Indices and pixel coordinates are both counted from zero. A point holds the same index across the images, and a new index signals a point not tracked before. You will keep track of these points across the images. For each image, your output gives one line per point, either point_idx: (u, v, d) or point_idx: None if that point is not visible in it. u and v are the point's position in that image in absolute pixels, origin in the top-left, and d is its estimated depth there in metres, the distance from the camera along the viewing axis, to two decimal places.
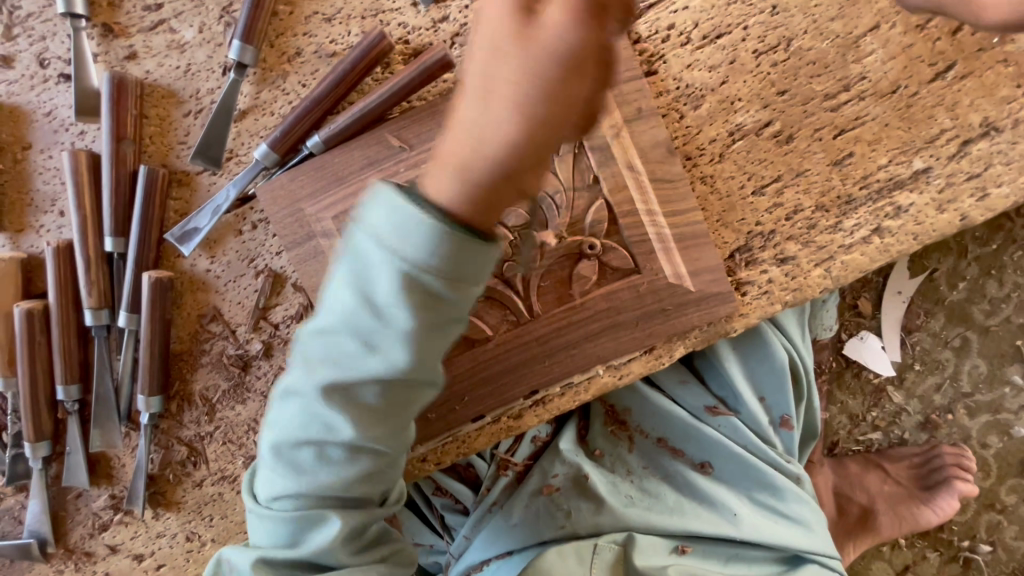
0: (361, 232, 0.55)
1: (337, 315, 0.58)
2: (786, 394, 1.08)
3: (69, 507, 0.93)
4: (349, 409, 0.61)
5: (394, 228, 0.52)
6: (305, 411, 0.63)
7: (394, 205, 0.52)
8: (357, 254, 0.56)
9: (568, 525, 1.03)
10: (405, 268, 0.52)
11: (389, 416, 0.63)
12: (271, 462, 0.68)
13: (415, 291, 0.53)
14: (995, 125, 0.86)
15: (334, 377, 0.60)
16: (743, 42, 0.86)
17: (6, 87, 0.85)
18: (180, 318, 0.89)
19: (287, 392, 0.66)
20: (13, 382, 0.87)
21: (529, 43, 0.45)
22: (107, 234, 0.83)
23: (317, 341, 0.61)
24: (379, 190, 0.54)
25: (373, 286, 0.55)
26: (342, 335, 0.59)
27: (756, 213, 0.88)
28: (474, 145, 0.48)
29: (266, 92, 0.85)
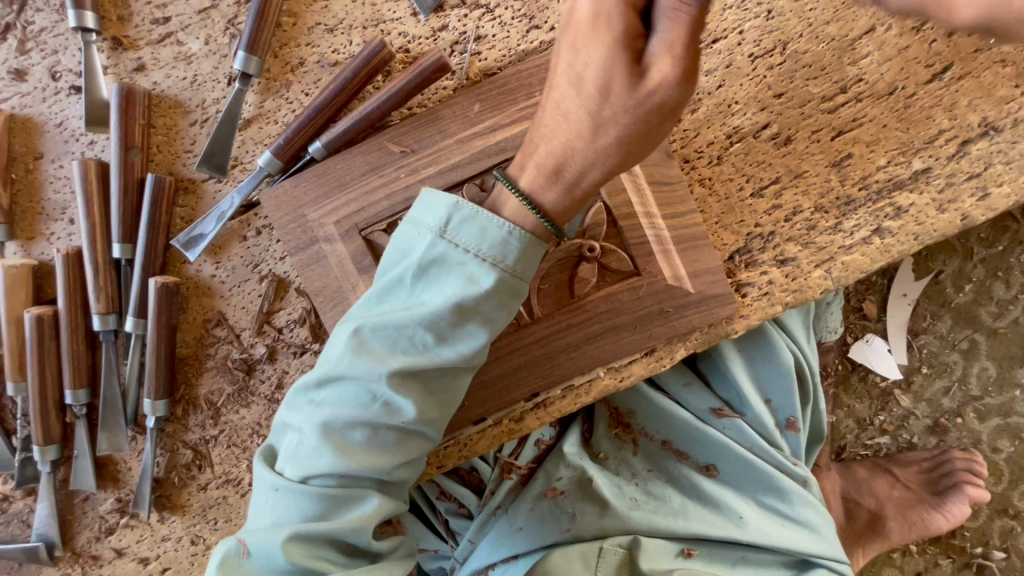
0: (449, 241, 0.62)
1: (415, 311, 0.63)
2: (792, 397, 1.08)
3: (77, 511, 0.95)
4: (413, 393, 0.65)
5: (493, 238, 0.62)
6: (362, 395, 0.64)
7: (491, 222, 0.62)
8: (440, 255, 0.63)
9: (573, 527, 1.03)
10: (498, 266, 0.62)
11: (443, 402, 0.68)
12: (304, 443, 0.66)
13: (505, 290, 0.63)
14: (994, 125, 0.86)
15: (406, 364, 0.63)
16: (739, 46, 0.87)
17: (19, 99, 0.87)
18: (186, 323, 0.91)
19: (331, 381, 0.66)
20: (23, 387, 0.89)
21: (634, 67, 0.53)
22: (116, 241, 0.85)
23: (380, 330, 0.64)
24: (464, 202, 0.63)
25: (457, 285, 0.62)
26: (417, 328, 0.63)
27: (755, 215, 0.89)
28: (568, 148, 0.59)
29: (270, 101, 0.87)
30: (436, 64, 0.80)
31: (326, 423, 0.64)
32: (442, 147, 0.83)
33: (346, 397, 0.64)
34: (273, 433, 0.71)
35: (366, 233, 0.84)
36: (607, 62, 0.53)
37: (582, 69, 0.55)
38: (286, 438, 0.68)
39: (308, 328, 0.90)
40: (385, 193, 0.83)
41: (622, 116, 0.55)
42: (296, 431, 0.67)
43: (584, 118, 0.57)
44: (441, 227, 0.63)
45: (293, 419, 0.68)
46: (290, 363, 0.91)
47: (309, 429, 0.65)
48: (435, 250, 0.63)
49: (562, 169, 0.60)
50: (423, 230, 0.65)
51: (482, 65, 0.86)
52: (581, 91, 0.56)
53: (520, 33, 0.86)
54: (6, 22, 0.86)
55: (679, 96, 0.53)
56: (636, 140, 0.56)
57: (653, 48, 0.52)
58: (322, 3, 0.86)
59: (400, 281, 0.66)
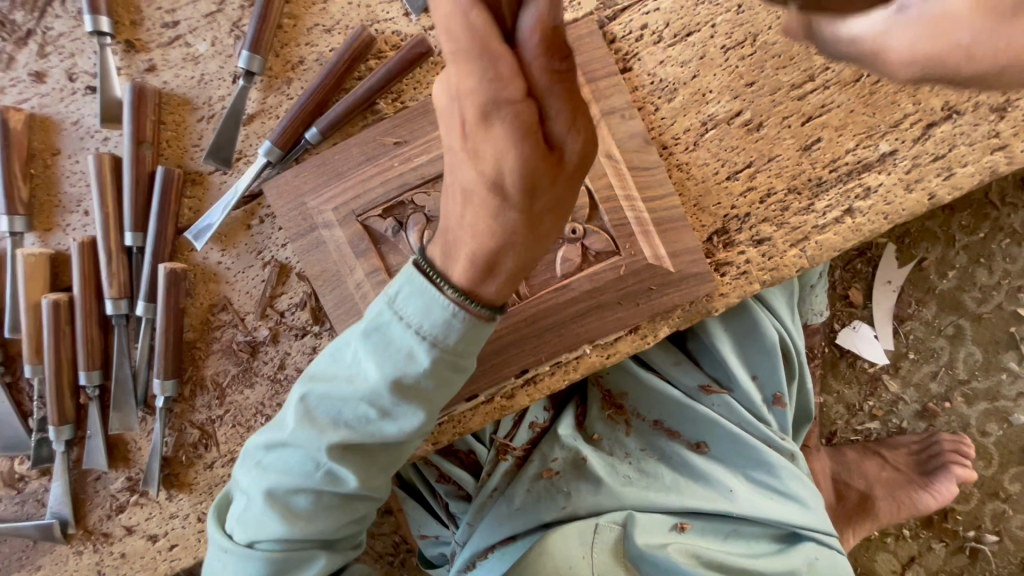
0: (394, 314, 0.63)
1: (358, 387, 0.66)
2: (777, 373, 1.11)
3: (89, 489, 0.99)
4: (352, 463, 0.69)
5: (436, 317, 0.61)
6: (306, 464, 0.68)
7: (434, 299, 0.61)
8: (384, 328, 0.63)
9: (568, 505, 1.07)
10: (435, 346, 0.62)
11: (385, 466, 0.72)
12: (251, 505, 0.71)
13: (443, 369, 0.64)
14: (956, 109, 0.90)
15: (346, 440, 0.67)
16: (712, 39, 0.92)
17: (38, 99, 0.94)
18: (193, 308, 0.96)
19: (279, 446, 0.70)
20: (40, 370, 0.94)
21: (547, 157, 0.57)
22: (128, 229, 0.91)
23: (325, 400, 0.67)
24: (414, 274, 0.62)
25: (395, 364, 0.63)
26: (359, 406, 0.66)
27: (731, 197, 0.93)
28: (502, 247, 0.60)
29: (272, 98, 0.93)
30: (418, 43, 0.88)
31: (272, 490, 0.70)
32: (433, 136, 0.88)
33: (290, 466, 0.69)
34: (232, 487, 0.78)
35: (363, 219, 0.89)
36: (523, 161, 0.55)
37: (496, 170, 0.56)
38: (239, 497, 0.74)
39: (309, 311, 0.95)
40: (380, 181, 0.89)
41: (550, 199, 0.60)
42: (245, 492, 0.72)
43: (513, 214, 0.59)
44: (389, 299, 0.63)
45: (245, 479, 0.74)
46: (292, 345, 0.95)
47: (256, 493, 0.71)
48: (380, 324, 0.64)
49: (495, 265, 0.61)
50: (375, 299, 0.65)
51: None
52: (502, 191, 0.57)
53: None
54: (28, 29, 0.93)
55: (587, 161, 0.61)
56: (561, 211, 0.62)
57: (557, 132, 0.57)
58: (321, 6, 0.92)
59: (348, 350, 0.67)
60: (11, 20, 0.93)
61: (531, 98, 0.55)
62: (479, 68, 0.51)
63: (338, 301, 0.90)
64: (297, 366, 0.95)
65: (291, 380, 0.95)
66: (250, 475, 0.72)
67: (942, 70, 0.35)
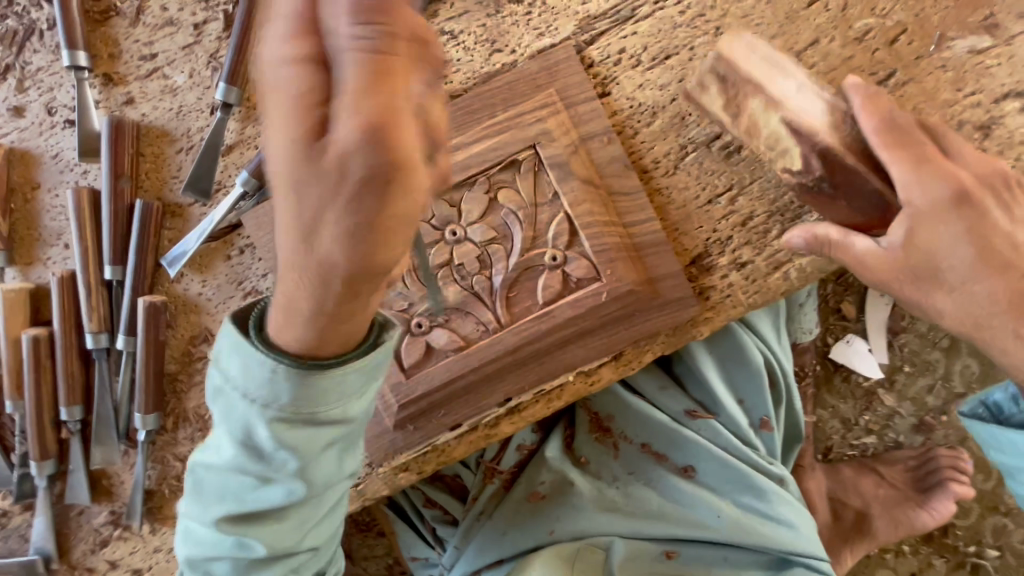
0: (219, 376, 0.61)
1: (224, 458, 0.66)
2: (764, 398, 1.11)
3: (72, 524, 0.98)
4: (256, 529, 0.68)
5: (261, 379, 0.58)
6: (214, 534, 0.69)
7: (246, 359, 0.58)
8: (224, 395, 0.62)
9: (555, 530, 1.06)
10: (275, 406, 0.59)
11: (297, 524, 0.69)
12: (188, 569, 0.75)
13: (294, 423, 0.60)
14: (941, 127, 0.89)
15: (234, 505, 0.68)
16: (690, 61, 0.91)
17: (18, 134, 0.94)
18: (173, 340, 0.95)
19: (188, 511, 0.72)
20: (21, 405, 0.93)
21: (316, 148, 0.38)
22: (107, 263, 0.90)
23: (206, 472, 0.68)
24: (234, 337, 0.59)
25: (246, 429, 0.62)
26: (229, 472, 0.66)
27: (713, 220, 0.92)
28: (301, 287, 0.48)
29: (251, 128, 0.92)
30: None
31: (194, 554, 0.73)
32: None
33: (198, 531, 0.71)
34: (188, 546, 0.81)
35: None
36: (290, 147, 0.39)
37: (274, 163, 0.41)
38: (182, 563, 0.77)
39: None
40: None
41: (332, 214, 0.40)
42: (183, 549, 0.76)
43: (296, 234, 0.43)
44: (221, 366, 0.61)
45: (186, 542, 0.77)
46: None
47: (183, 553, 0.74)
48: (218, 392, 0.63)
49: (295, 309, 0.51)
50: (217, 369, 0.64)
51: (448, 88, 0.91)
52: (284, 193, 0.42)
53: (484, 57, 0.91)
54: (6, 63, 0.93)
55: (384, 156, 0.36)
56: (363, 251, 0.42)
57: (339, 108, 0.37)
58: None
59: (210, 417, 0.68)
60: None
61: (321, 67, 0.38)
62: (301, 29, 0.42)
63: None
64: None
65: None
66: (177, 541, 0.76)
67: (890, 290, 0.84)
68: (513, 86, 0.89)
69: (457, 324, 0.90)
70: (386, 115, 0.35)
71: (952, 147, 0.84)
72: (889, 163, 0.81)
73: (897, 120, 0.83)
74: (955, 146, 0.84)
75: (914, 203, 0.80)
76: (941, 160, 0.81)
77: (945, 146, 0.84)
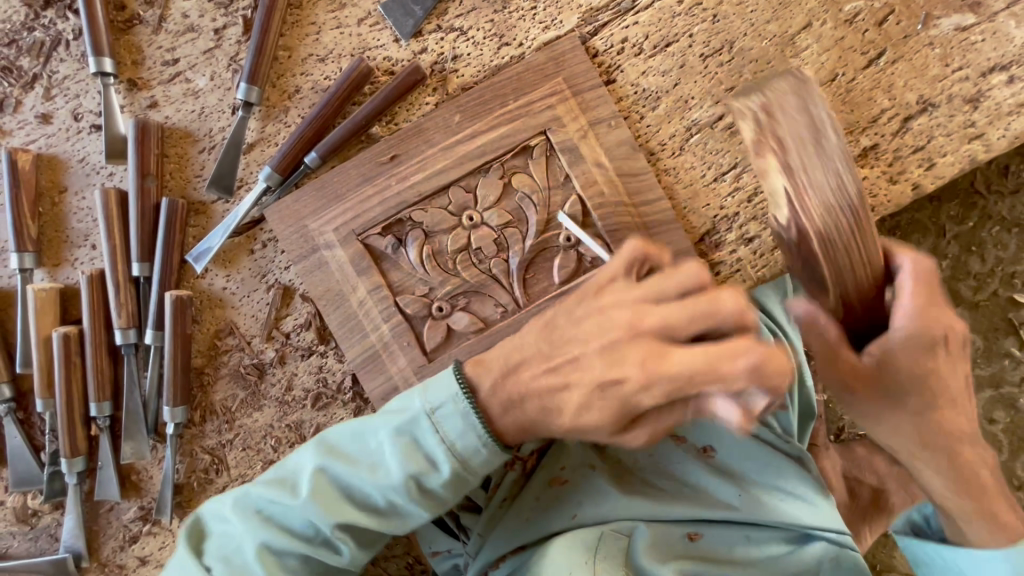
0: (431, 424, 0.69)
1: (380, 479, 0.70)
2: None
3: (102, 521, 0.99)
4: (351, 541, 0.73)
5: (471, 439, 0.69)
6: (309, 530, 0.72)
7: (472, 423, 0.69)
8: (419, 432, 0.70)
9: (578, 513, 1.04)
10: (464, 462, 0.69)
11: (377, 545, 0.77)
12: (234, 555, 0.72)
13: (460, 480, 0.71)
14: (931, 102, 0.94)
15: (355, 521, 0.71)
16: (690, 48, 0.95)
17: (46, 140, 0.97)
18: (200, 334, 0.98)
19: (280, 503, 0.72)
20: (51, 404, 0.95)
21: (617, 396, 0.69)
22: (135, 260, 0.93)
23: (340, 476, 0.72)
24: (457, 396, 0.69)
25: (424, 471, 0.70)
26: (376, 495, 0.71)
27: (719, 198, 0.95)
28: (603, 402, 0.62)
29: (270, 126, 0.96)
30: (411, 70, 0.92)
31: (264, 546, 0.71)
32: (428, 155, 0.92)
33: (289, 526, 0.72)
34: (198, 523, 0.77)
35: (363, 238, 0.93)
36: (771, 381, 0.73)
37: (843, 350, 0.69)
38: (216, 537, 0.74)
39: (314, 331, 0.97)
40: (379, 201, 0.92)
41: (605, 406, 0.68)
42: (234, 539, 0.73)
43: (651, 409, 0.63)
44: (430, 407, 0.70)
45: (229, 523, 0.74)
46: (298, 366, 0.97)
47: (248, 542, 0.71)
48: (415, 430, 0.70)
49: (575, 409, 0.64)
50: (414, 399, 0.71)
51: (460, 81, 0.95)
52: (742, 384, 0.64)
53: (492, 50, 0.95)
54: (34, 73, 0.96)
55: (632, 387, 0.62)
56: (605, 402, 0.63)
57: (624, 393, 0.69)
58: (313, 37, 0.96)
59: (372, 435, 0.72)
60: (18, 66, 0.96)
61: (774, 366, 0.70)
62: (604, 308, 0.67)
63: (342, 319, 0.93)
64: (304, 386, 0.97)
65: (300, 401, 0.97)
66: (233, 514, 0.73)
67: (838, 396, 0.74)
68: (522, 75, 0.93)
69: (477, 307, 0.92)
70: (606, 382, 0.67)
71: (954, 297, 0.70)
72: (898, 299, 0.68)
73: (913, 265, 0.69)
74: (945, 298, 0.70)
75: (905, 333, 0.68)
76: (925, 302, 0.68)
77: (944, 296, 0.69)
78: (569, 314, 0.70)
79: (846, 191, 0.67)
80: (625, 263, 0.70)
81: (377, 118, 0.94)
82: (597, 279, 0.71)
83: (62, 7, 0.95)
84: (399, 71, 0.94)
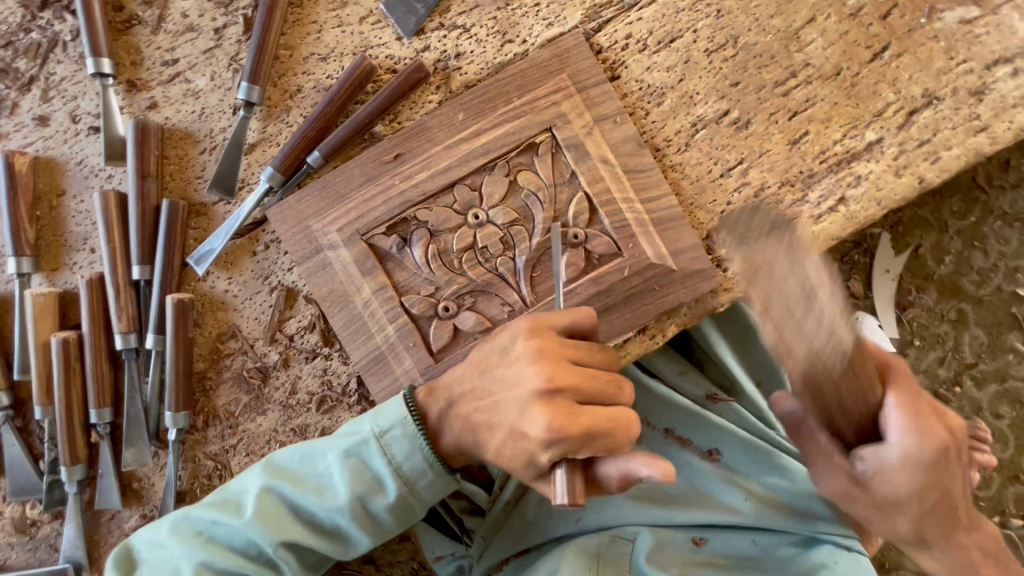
0: (379, 445, 0.79)
1: (325, 498, 0.79)
2: (782, 377, 1.12)
3: (102, 530, 0.97)
4: (293, 557, 0.80)
5: (416, 462, 0.79)
6: (252, 549, 0.79)
7: (418, 446, 0.79)
8: (367, 454, 0.79)
9: (582, 519, 1.03)
10: (409, 485, 0.80)
11: (319, 561, 0.85)
12: (174, 572, 0.78)
13: (401, 503, 0.81)
14: (937, 95, 0.93)
15: (298, 539, 0.79)
16: (695, 43, 0.94)
17: (42, 142, 0.95)
18: (201, 337, 0.96)
19: (222, 524, 0.79)
20: (50, 411, 0.93)
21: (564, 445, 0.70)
22: (135, 263, 0.92)
23: (287, 496, 0.79)
24: (405, 422, 0.79)
25: (369, 492, 0.79)
26: (323, 513, 0.79)
27: (726, 194, 0.95)
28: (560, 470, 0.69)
29: (272, 126, 0.95)
30: (415, 68, 0.92)
31: (206, 564, 0.78)
32: (432, 153, 0.91)
33: (234, 545, 0.79)
34: (138, 541, 0.82)
35: (368, 238, 0.91)
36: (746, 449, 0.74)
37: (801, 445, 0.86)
38: (159, 556, 0.80)
39: (318, 333, 0.95)
40: (382, 201, 0.91)
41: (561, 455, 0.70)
42: (174, 562, 0.79)
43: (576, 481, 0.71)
44: (378, 431, 0.79)
45: (171, 545, 0.79)
46: (302, 369, 0.96)
47: (187, 565, 0.78)
48: (364, 451, 0.79)
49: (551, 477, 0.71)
50: (363, 424, 0.81)
51: (463, 78, 0.94)
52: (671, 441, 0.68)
53: (496, 47, 0.95)
54: (31, 75, 0.95)
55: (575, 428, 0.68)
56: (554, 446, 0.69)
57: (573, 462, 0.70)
58: (315, 36, 0.95)
59: (321, 458, 0.81)
60: (14, 68, 0.95)
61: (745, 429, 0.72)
62: (530, 364, 0.72)
63: (347, 320, 0.92)
64: (308, 390, 0.95)
65: (304, 404, 0.95)
66: (178, 532, 0.80)
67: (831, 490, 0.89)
68: (526, 73, 0.92)
69: (483, 306, 0.91)
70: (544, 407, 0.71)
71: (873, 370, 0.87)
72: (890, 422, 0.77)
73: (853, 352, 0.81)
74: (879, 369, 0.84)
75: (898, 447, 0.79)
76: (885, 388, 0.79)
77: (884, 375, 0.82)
78: (504, 351, 0.76)
79: (840, 340, 0.71)
80: (565, 326, 0.76)
81: (379, 117, 0.93)
82: (532, 324, 0.76)
83: (60, 8, 0.94)
84: (402, 69, 0.93)
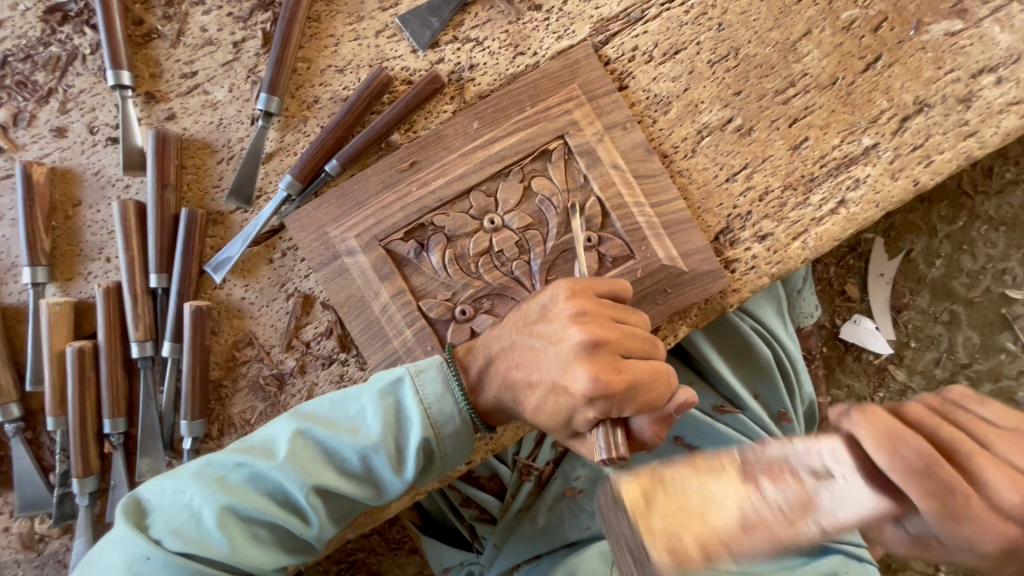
0: (414, 385, 0.76)
1: (357, 440, 0.75)
2: (778, 391, 1.10)
3: None
4: (320, 506, 0.75)
5: (448, 404, 0.77)
6: (278, 494, 0.74)
7: (451, 387, 0.77)
8: (401, 393, 0.77)
9: (593, 525, 1.01)
10: (440, 428, 0.77)
11: (342, 518, 0.80)
12: (194, 518, 0.72)
13: (433, 448, 0.77)
14: (927, 102, 0.98)
15: (329, 485, 0.74)
16: (698, 55, 0.99)
17: (59, 153, 0.96)
18: (217, 345, 0.96)
19: (250, 467, 0.74)
20: (64, 421, 0.93)
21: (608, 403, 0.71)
22: (153, 271, 0.92)
23: (317, 439, 0.75)
24: (439, 362, 0.78)
25: (402, 434, 0.76)
26: (353, 457, 0.75)
27: (732, 197, 0.98)
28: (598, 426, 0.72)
29: (290, 136, 0.96)
30: (430, 79, 0.94)
31: (230, 509, 0.72)
32: (448, 161, 0.94)
33: (259, 490, 0.74)
34: (154, 492, 0.75)
35: (385, 243, 0.93)
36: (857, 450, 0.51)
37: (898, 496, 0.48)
38: (176, 505, 0.73)
39: (335, 338, 0.96)
40: (399, 207, 0.93)
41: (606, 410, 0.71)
42: (192, 509, 0.72)
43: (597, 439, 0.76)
44: (414, 371, 0.77)
45: (192, 490, 0.74)
46: (319, 375, 0.96)
47: (208, 511, 0.72)
48: (398, 392, 0.77)
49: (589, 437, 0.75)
50: (397, 366, 0.79)
51: (476, 89, 0.98)
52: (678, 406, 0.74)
53: (508, 59, 0.98)
54: (49, 87, 0.96)
55: (621, 380, 0.71)
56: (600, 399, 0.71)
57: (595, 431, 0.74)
58: (332, 49, 0.98)
59: (355, 401, 0.77)
60: (33, 80, 0.96)
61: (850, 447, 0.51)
62: (571, 324, 0.74)
63: (364, 326, 0.93)
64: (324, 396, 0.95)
65: None
66: (203, 475, 0.74)
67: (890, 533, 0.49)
68: (538, 82, 0.95)
69: (500, 309, 0.93)
70: (595, 359, 0.72)
71: (995, 417, 0.52)
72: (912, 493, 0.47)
73: (919, 457, 0.47)
74: (1002, 439, 0.49)
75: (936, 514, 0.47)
76: (999, 514, 0.45)
77: (1006, 463, 0.47)
78: (545, 309, 0.78)
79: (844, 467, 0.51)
80: (606, 294, 0.80)
81: (396, 126, 0.95)
82: (573, 287, 0.78)
83: (80, 22, 0.95)
84: (417, 82, 0.96)
